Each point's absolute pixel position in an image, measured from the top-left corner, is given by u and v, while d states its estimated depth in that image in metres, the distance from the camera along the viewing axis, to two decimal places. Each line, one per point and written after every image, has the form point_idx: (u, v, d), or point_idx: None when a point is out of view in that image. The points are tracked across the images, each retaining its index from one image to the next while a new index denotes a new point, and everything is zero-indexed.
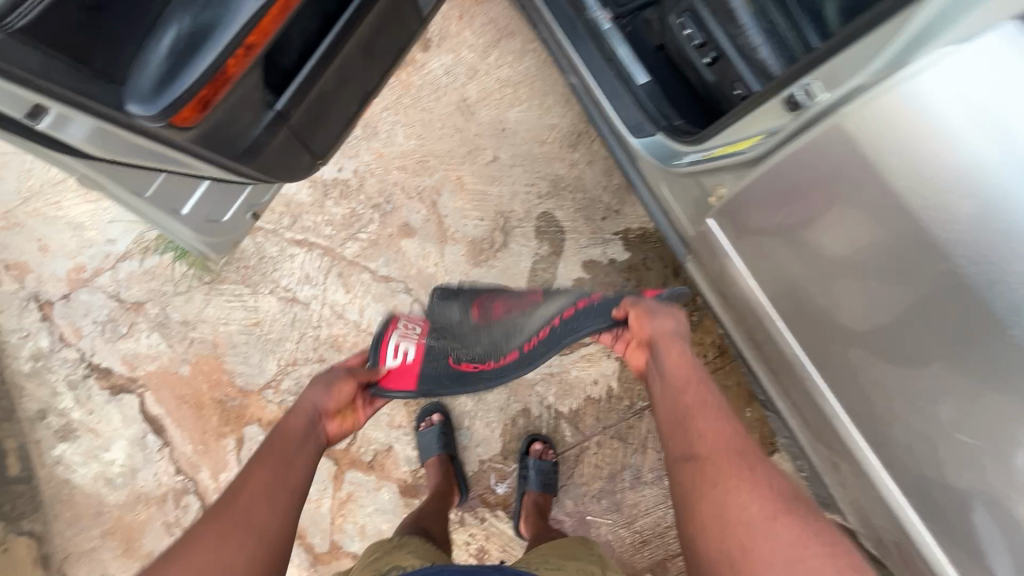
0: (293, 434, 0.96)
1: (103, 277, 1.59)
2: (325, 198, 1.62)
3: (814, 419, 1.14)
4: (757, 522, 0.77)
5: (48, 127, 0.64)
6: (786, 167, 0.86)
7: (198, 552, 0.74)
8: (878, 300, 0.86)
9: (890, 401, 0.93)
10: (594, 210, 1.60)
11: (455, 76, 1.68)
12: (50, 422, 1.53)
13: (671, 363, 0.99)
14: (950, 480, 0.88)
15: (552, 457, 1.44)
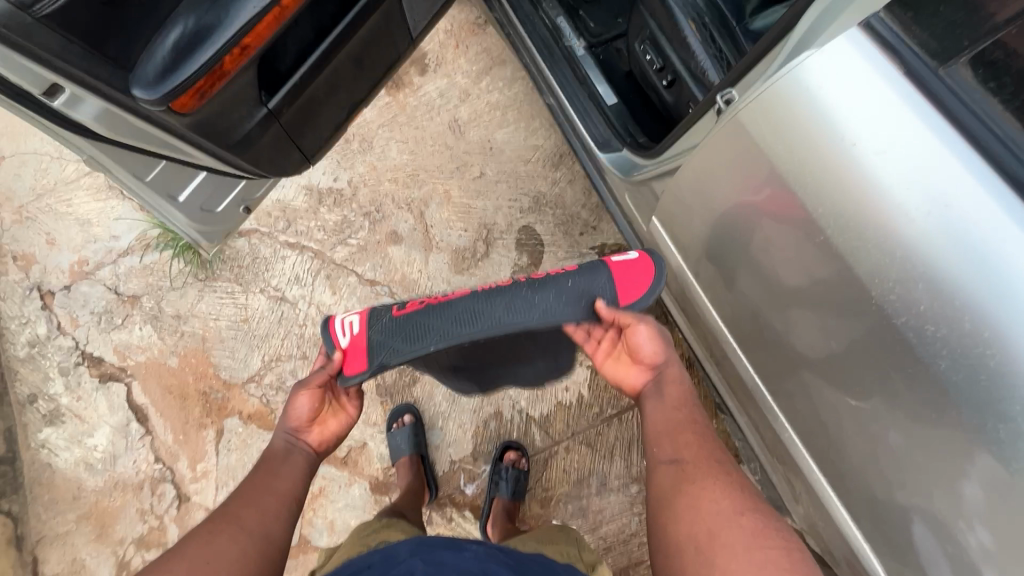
0: (276, 456, 0.96)
1: (104, 270, 1.68)
2: (319, 206, 1.72)
3: (768, 434, 1.15)
4: (723, 515, 0.78)
5: (63, 104, 0.78)
6: (727, 183, 0.89)
7: (192, 546, 0.77)
8: (825, 327, 0.85)
9: (843, 425, 0.91)
10: (573, 226, 1.68)
11: (449, 98, 1.80)
12: (39, 406, 1.58)
13: (670, 387, 0.98)
14: (896, 498, 0.87)
15: (524, 465, 1.48)
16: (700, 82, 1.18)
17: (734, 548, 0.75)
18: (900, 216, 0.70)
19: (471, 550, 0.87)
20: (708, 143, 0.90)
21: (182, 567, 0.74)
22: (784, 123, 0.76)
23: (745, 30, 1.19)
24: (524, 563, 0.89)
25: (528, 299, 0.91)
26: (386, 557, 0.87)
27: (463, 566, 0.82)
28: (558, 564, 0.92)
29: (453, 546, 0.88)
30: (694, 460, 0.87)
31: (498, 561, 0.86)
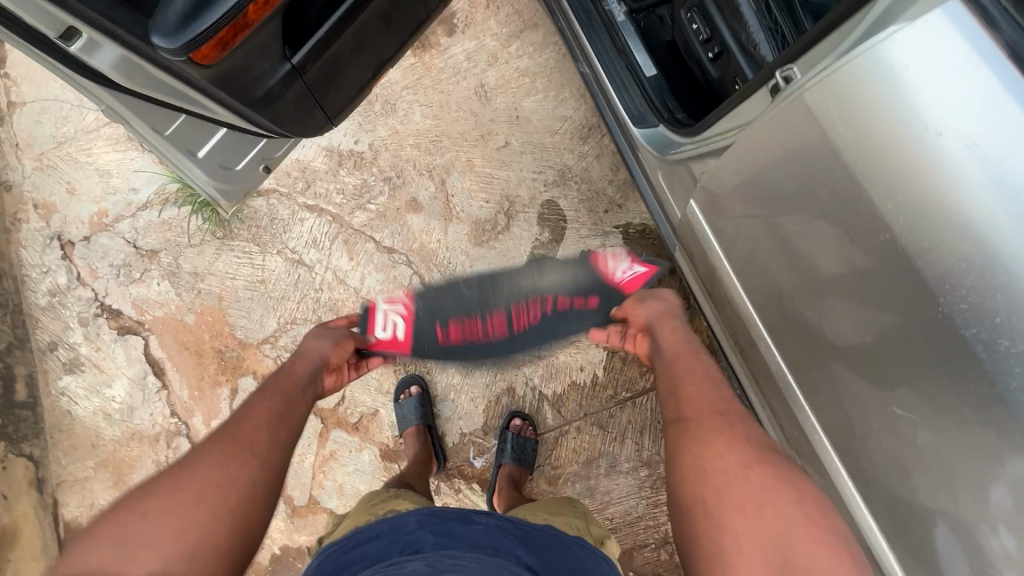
0: (301, 375, 1.13)
1: (123, 223, 1.67)
2: (339, 168, 1.68)
3: (790, 430, 1.08)
4: (732, 472, 0.84)
5: (80, 50, 0.75)
6: (777, 162, 0.84)
7: (201, 468, 0.83)
8: (864, 320, 0.81)
9: (869, 421, 0.87)
10: (598, 203, 1.63)
11: (476, 62, 1.72)
12: (59, 354, 1.60)
13: (667, 339, 1.17)
14: (919, 498, 0.83)
15: (530, 434, 1.48)
16: (753, 60, 1.10)
17: (743, 508, 0.79)
18: (980, 214, 0.66)
19: (482, 523, 0.87)
20: (759, 126, 0.85)
21: (193, 487, 0.80)
22: (852, 103, 0.71)
23: (804, 4, 1.08)
24: (534, 536, 0.89)
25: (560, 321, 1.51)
26: (394, 527, 0.88)
27: (473, 541, 0.83)
28: (570, 538, 0.93)
29: (464, 519, 0.88)
30: (695, 416, 0.96)
31: (507, 534, 0.86)
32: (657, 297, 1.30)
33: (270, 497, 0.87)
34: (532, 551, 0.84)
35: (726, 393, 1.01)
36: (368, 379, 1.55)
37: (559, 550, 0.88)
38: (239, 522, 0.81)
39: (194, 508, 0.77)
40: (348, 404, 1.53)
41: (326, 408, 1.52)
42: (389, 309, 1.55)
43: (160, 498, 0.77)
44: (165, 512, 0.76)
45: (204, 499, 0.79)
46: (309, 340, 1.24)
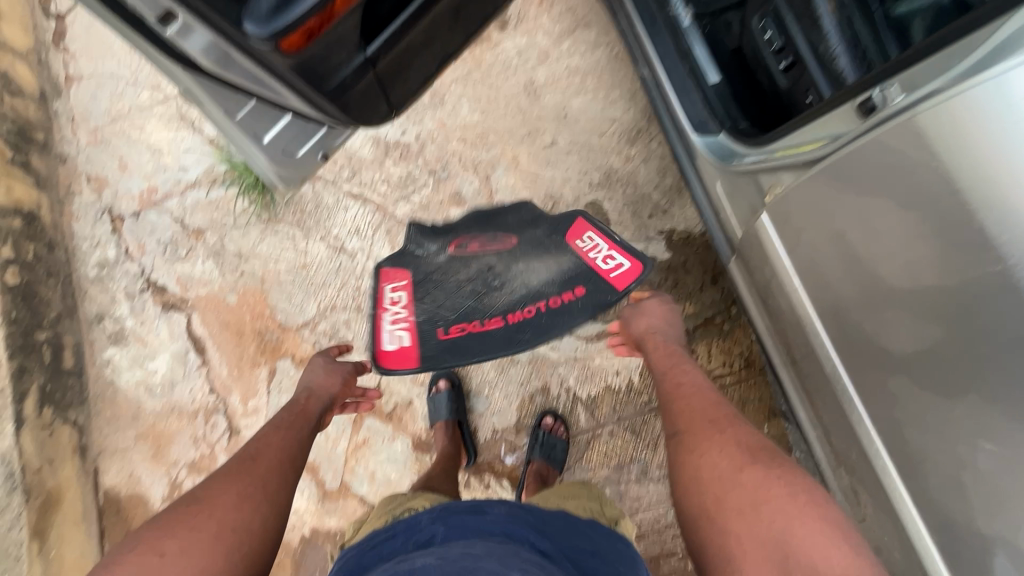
0: (308, 411, 1.17)
1: (172, 201, 1.70)
2: (385, 157, 1.69)
3: (843, 449, 1.02)
4: (727, 478, 0.84)
5: (174, 34, 0.72)
6: (863, 163, 0.83)
7: (219, 508, 0.85)
8: (929, 334, 0.80)
9: (924, 439, 0.83)
10: (642, 207, 1.61)
11: (527, 59, 1.72)
12: (105, 326, 1.64)
13: (657, 355, 1.17)
14: (979, 524, 0.78)
15: (562, 434, 1.48)
16: (830, 73, 1.07)
17: (743, 510, 0.79)
18: None
19: (493, 512, 0.90)
20: (846, 143, 0.85)
21: (209, 529, 0.81)
22: (953, 124, 0.73)
23: (885, 16, 1.08)
24: (548, 520, 0.92)
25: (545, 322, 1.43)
26: (409, 524, 0.92)
27: (482, 530, 0.86)
28: (584, 521, 0.95)
29: (475, 510, 0.91)
30: (686, 428, 0.96)
31: (520, 520, 0.89)
32: (644, 306, 1.28)
33: (276, 541, 0.88)
34: (545, 538, 0.87)
35: (713, 401, 1.00)
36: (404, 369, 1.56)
37: (571, 533, 0.91)
38: (250, 567, 0.82)
39: (210, 551, 0.79)
40: (383, 393, 1.55)
41: None
42: (393, 322, 1.45)
43: (177, 540, 0.79)
44: (184, 555, 0.77)
45: (220, 542, 0.81)
46: (319, 374, 1.28)
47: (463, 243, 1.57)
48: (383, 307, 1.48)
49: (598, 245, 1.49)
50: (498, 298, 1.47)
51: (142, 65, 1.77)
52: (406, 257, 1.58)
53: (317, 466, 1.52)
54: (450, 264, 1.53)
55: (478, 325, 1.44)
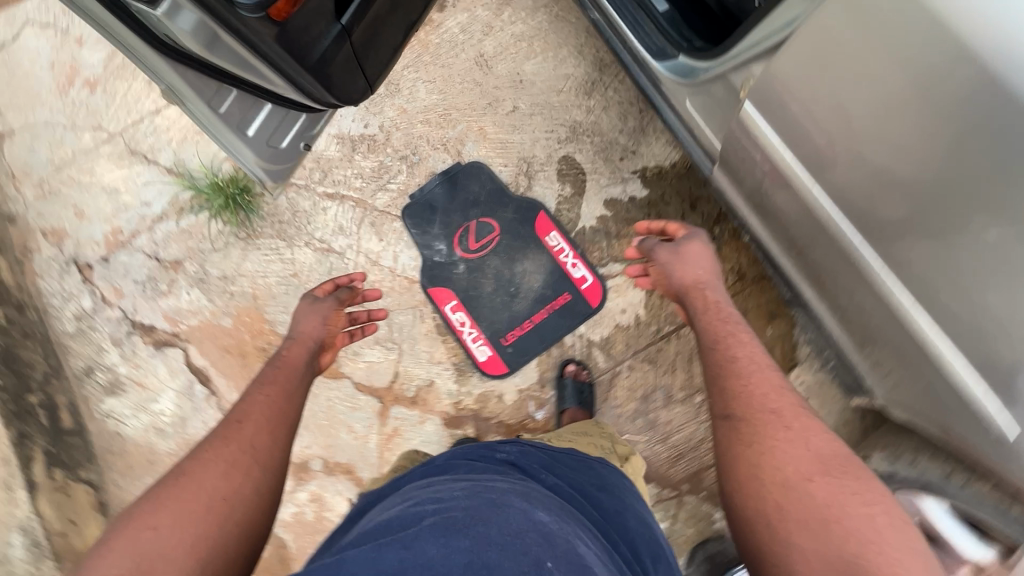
0: (295, 358, 1.17)
1: (141, 238, 1.64)
2: (353, 153, 1.68)
3: (861, 319, 1.09)
4: (795, 486, 0.85)
5: (164, 14, 0.74)
6: (819, 41, 0.84)
7: (207, 476, 0.85)
8: (922, 188, 0.83)
9: (941, 290, 0.87)
10: (612, 152, 1.67)
11: (472, 33, 1.75)
12: (97, 378, 1.57)
13: (707, 321, 1.13)
14: (1003, 350, 0.82)
15: (585, 377, 1.53)
16: None
17: (808, 524, 0.81)
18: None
19: (506, 451, 0.95)
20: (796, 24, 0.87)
21: (201, 499, 0.82)
22: None
23: None
24: (560, 460, 0.97)
25: (557, 320, 1.57)
26: (424, 461, 0.97)
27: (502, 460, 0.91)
28: (591, 459, 1.00)
29: (490, 448, 0.96)
30: (746, 416, 0.96)
31: (532, 454, 0.96)
32: (687, 257, 1.23)
33: (272, 502, 0.90)
34: (557, 474, 0.91)
35: (777, 385, 0.99)
36: (419, 352, 1.56)
37: (581, 470, 0.95)
38: (246, 535, 0.84)
39: (204, 522, 0.79)
40: (403, 379, 1.55)
41: (381, 387, 1.55)
42: (476, 339, 1.56)
43: (170, 510, 0.79)
44: (178, 526, 0.77)
45: (212, 512, 0.81)
46: (302, 317, 1.28)
47: (463, 240, 1.63)
48: (458, 331, 1.57)
49: (560, 243, 1.62)
50: (519, 304, 1.59)
51: (77, 107, 1.69)
52: (437, 271, 1.61)
53: (353, 466, 1.51)
54: (473, 274, 1.60)
55: (522, 329, 1.57)
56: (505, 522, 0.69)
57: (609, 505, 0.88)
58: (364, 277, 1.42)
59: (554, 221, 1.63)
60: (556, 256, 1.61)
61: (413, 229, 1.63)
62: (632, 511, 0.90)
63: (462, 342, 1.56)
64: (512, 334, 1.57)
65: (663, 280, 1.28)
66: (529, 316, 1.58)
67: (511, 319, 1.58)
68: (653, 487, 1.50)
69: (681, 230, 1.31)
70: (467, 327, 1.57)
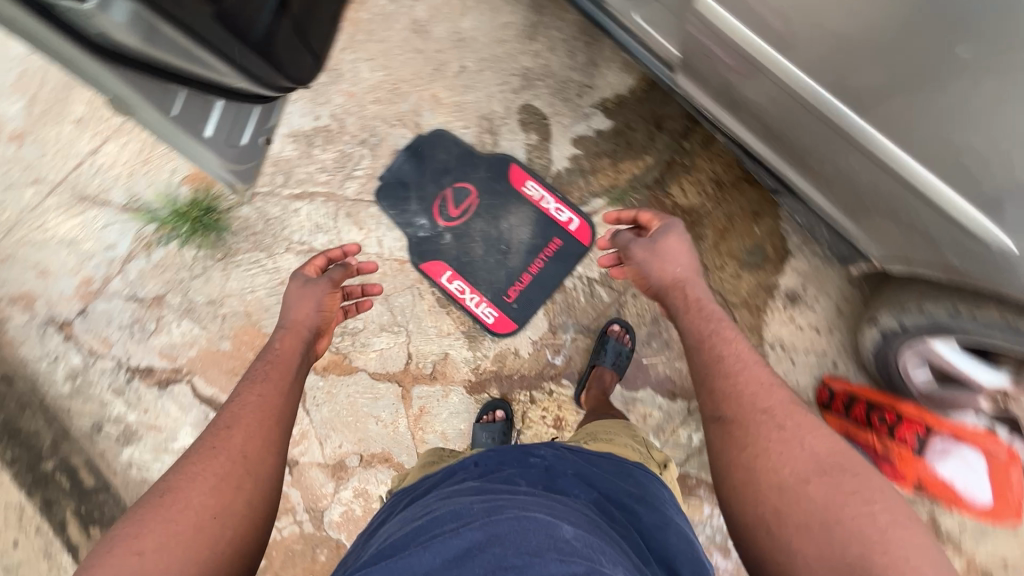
0: (291, 352, 1.12)
1: (114, 283, 1.58)
2: (311, 148, 1.64)
3: (847, 183, 1.13)
4: (793, 487, 0.85)
5: (95, 5, 0.79)
6: None
7: (194, 496, 0.84)
8: (888, 37, 0.85)
9: (929, 127, 0.89)
10: (568, 90, 1.66)
11: (400, 1, 1.70)
12: (108, 431, 1.52)
13: (688, 324, 1.09)
14: (996, 167, 0.85)
15: (628, 342, 1.52)
16: None
17: (808, 526, 0.80)
18: None
19: (542, 454, 0.97)
20: None
21: (189, 521, 0.81)
22: None
23: None
24: (598, 463, 0.98)
25: (553, 267, 1.58)
26: (447, 472, 1.00)
27: (529, 466, 0.93)
28: (632, 464, 1.01)
29: (525, 451, 0.98)
30: (738, 419, 0.94)
31: (567, 459, 0.97)
32: (665, 252, 1.17)
33: (266, 514, 0.90)
34: (593, 487, 0.92)
35: (766, 383, 0.97)
36: (427, 328, 1.56)
37: (621, 476, 0.96)
38: (238, 550, 0.84)
39: (194, 544, 0.79)
40: (417, 359, 1.55)
41: (398, 371, 1.55)
42: (480, 302, 1.56)
43: (156, 534, 0.79)
44: (165, 550, 0.77)
45: (201, 533, 0.81)
46: (294, 299, 1.21)
47: (443, 209, 1.62)
48: (460, 299, 1.56)
49: (540, 191, 1.61)
50: (513, 259, 1.59)
51: (11, 163, 1.60)
52: (425, 246, 1.59)
53: (390, 453, 1.52)
54: (461, 241, 1.59)
55: (521, 283, 1.57)
56: (526, 541, 0.70)
57: (650, 520, 0.89)
58: (358, 250, 1.33)
59: (528, 170, 1.63)
60: (538, 204, 1.61)
61: (391, 209, 1.61)
62: (672, 527, 0.90)
63: (466, 307, 1.56)
64: (513, 290, 1.57)
65: (638, 278, 1.22)
66: (525, 268, 1.58)
67: (509, 275, 1.58)
68: (682, 401, 1.52)
69: (654, 221, 1.24)
70: (469, 292, 1.57)
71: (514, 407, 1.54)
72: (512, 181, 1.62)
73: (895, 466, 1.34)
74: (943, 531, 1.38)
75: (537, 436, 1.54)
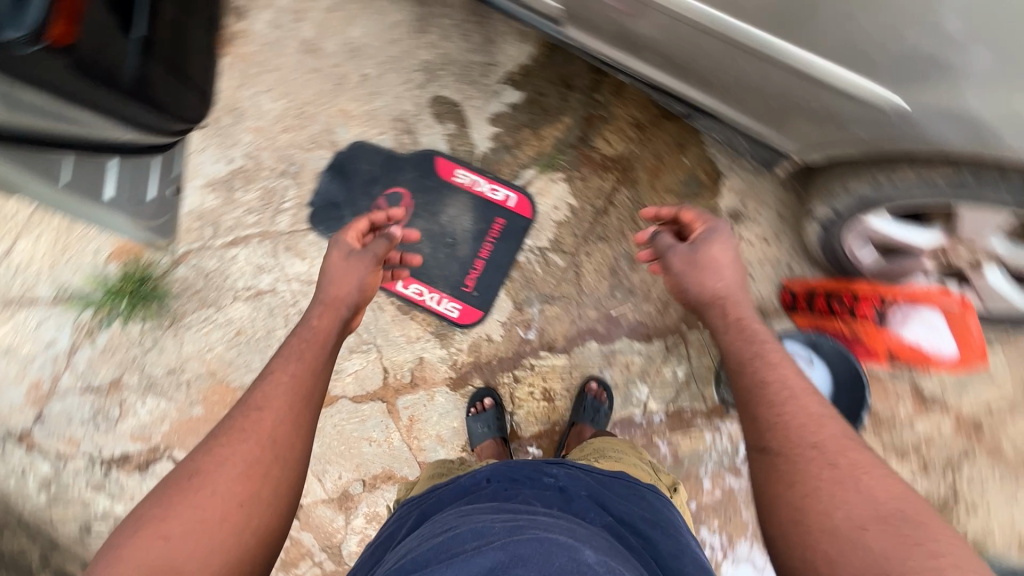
0: (325, 331, 1.01)
1: (64, 380, 1.52)
2: (232, 192, 1.60)
3: (747, 90, 1.17)
4: (846, 532, 0.73)
5: None
6: None
7: (220, 481, 0.81)
8: None
9: (802, 11, 0.93)
10: (472, 72, 1.66)
11: (285, 27, 1.69)
12: (98, 530, 1.46)
13: (733, 344, 0.96)
14: (869, 32, 0.89)
15: (606, 399, 1.49)
16: None
17: None
18: None
19: (555, 473, 0.99)
20: None
21: (216, 508, 0.79)
22: None
23: None
24: (610, 485, 0.99)
25: (502, 246, 1.59)
26: (468, 485, 0.99)
27: (540, 484, 0.95)
28: (644, 487, 1.02)
29: (538, 469, 0.99)
30: (785, 452, 0.81)
31: (580, 478, 0.98)
32: (706, 264, 1.02)
33: (292, 498, 0.87)
34: (608, 509, 0.93)
35: (817, 414, 0.84)
36: (395, 338, 1.54)
37: (633, 499, 0.97)
38: (262, 540, 0.82)
39: (219, 533, 0.78)
40: (394, 371, 1.53)
41: (378, 388, 1.53)
42: (441, 298, 1.56)
43: (182, 520, 0.77)
44: (190, 538, 0.76)
45: (228, 521, 0.79)
46: (337, 267, 1.12)
47: None
48: (420, 302, 1.56)
49: (472, 176, 1.61)
50: (462, 249, 1.59)
51: None
52: None
53: (391, 470, 1.50)
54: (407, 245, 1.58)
55: (475, 270, 1.57)
56: (551, 562, 0.71)
57: (664, 547, 0.89)
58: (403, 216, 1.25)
59: (454, 160, 1.62)
60: (472, 190, 1.61)
61: (328, 231, 1.58)
62: (689, 555, 0.90)
63: (427, 308, 1.55)
64: (469, 279, 1.57)
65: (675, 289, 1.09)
66: (475, 254, 1.58)
67: (462, 264, 1.58)
68: (658, 341, 1.54)
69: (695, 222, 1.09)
70: (427, 292, 1.56)
71: (501, 391, 1.54)
72: (441, 174, 1.61)
73: (865, 343, 1.40)
74: (927, 396, 1.45)
75: (531, 412, 1.54)
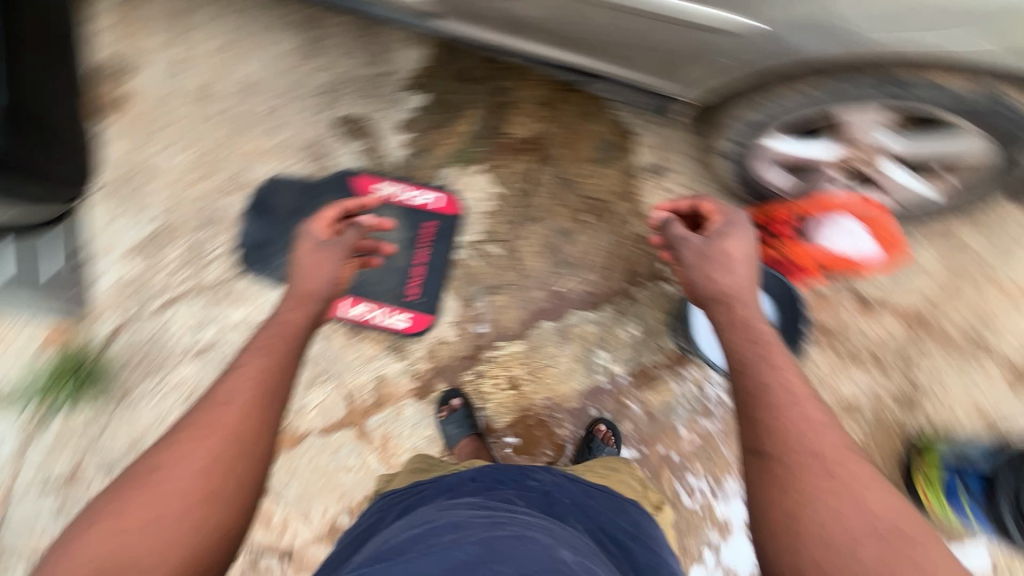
0: (291, 323, 0.98)
1: (19, 480, 1.46)
2: (156, 254, 1.56)
3: (625, 44, 1.20)
4: (844, 546, 0.72)
5: None
6: None
7: (180, 473, 0.78)
8: None
9: None
10: (373, 84, 1.66)
11: (175, 78, 1.66)
12: None
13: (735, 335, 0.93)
14: None
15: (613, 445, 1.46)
16: None
17: None
18: None
19: (541, 479, 1.01)
20: None
21: (177, 502, 0.76)
22: None
23: None
24: (595, 495, 1.00)
25: (438, 248, 1.59)
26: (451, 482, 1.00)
27: (523, 488, 0.97)
28: (626, 500, 1.02)
29: (522, 477, 1.01)
30: (785, 456, 0.78)
31: (563, 488, 0.99)
32: (716, 257, 1.02)
33: (255, 494, 0.83)
34: (590, 517, 0.93)
35: (824, 423, 0.81)
36: (351, 362, 1.53)
37: (616, 510, 0.97)
38: (221, 537, 0.79)
39: (175, 526, 0.76)
40: (357, 394, 1.52)
41: (345, 415, 1.51)
42: (388, 312, 1.55)
43: (143, 510, 0.76)
44: (149, 532, 0.75)
45: (185, 516, 0.76)
46: (308, 257, 1.09)
47: None
48: (368, 321, 1.55)
49: (393, 187, 1.61)
50: (399, 258, 1.58)
51: None
52: None
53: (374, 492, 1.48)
54: None
55: (416, 277, 1.57)
56: (528, 556, 0.71)
57: (643, 557, 0.89)
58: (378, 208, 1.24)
59: (373, 175, 1.62)
60: (396, 200, 1.61)
61: (262, 271, 1.56)
62: (666, 567, 0.89)
63: (376, 324, 1.55)
64: (412, 287, 1.56)
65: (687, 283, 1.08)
66: (413, 261, 1.58)
67: (402, 273, 1.57)
68: (609, 307, 1.56)
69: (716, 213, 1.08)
70: (373, 308, 1.55)
71: (467, 389, 1.54)
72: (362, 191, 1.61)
73: (793, 261, 1.45)
74: (870, 301, 1.50)
75: (501, 404, 1.55)
